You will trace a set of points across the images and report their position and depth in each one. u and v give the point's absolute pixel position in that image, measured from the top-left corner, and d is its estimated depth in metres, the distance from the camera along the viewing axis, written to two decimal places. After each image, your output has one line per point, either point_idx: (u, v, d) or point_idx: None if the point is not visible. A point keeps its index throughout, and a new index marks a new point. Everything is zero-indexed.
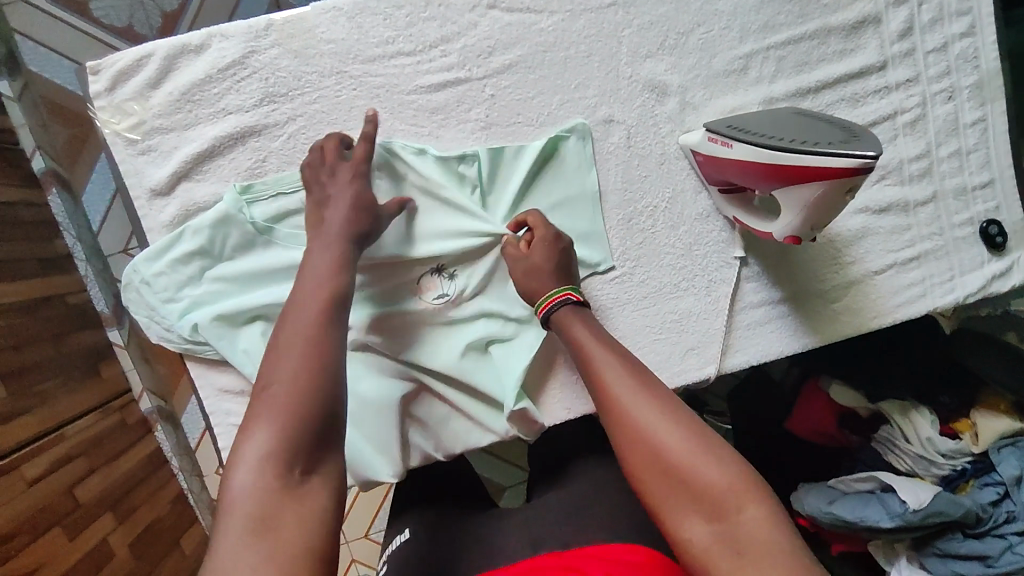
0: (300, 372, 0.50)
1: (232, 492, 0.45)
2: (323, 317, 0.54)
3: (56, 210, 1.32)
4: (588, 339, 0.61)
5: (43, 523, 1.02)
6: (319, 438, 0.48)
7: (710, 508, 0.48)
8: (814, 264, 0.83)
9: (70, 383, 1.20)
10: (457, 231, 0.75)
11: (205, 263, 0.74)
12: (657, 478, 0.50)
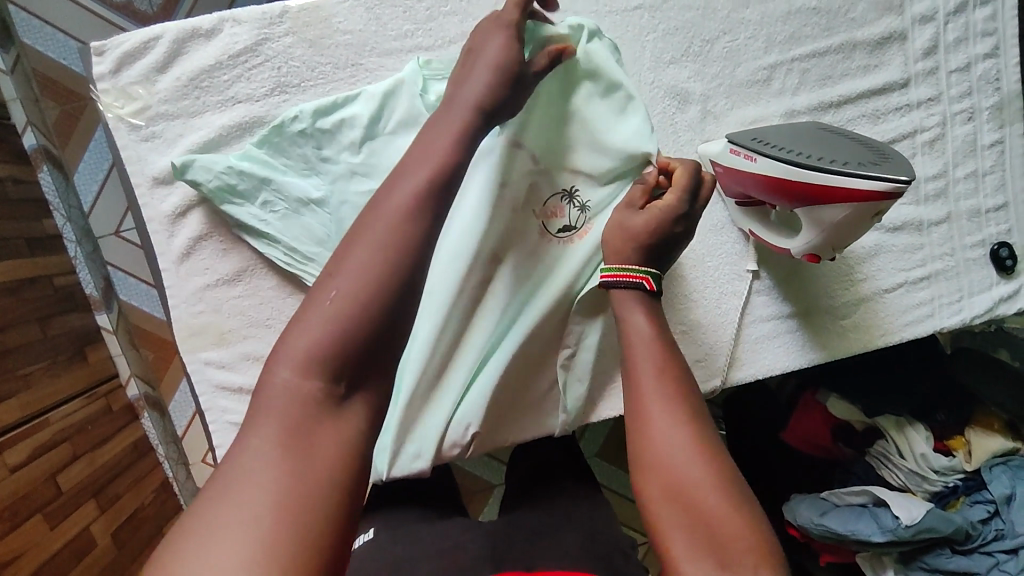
0: (376, 281, 0.40)
1: (270, 386, 0.38)
2: (429, 207, 0.44)
3: (47, 188, 1.29)
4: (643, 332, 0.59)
5: (23, 511, 0.99)
6: (370, 352, 0.40)
7: (726, 560, 0.45)
8: (826, 280, 0.82)
9: (56, 367, 1.16)
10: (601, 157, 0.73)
11: (364, 131, 0.69)
12: (668, 503, 0.49)
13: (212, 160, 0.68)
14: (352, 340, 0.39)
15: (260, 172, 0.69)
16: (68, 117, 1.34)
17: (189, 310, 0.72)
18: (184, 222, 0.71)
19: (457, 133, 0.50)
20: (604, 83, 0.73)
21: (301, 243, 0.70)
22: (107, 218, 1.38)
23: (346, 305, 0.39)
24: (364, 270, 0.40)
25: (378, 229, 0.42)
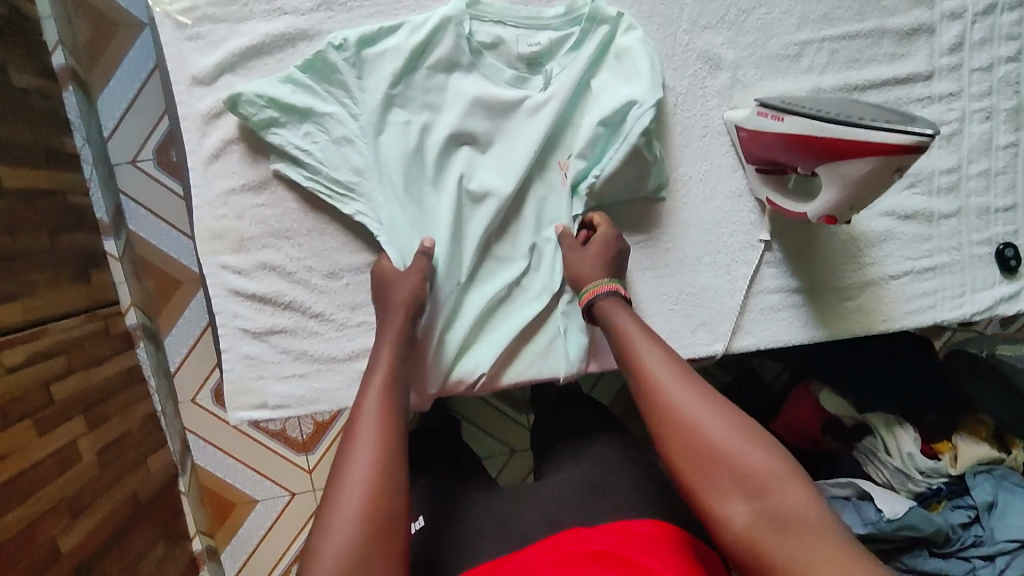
0: (365, 491, 0.55)
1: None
2: (383, 412, 0.61)
3: (70, 108, 1.28)
4: (633, 330, 0.67)
5: (15, 412, 0.99)
6: (384, 545, 0.54)
7: (754, 490, 0.54)
8: (836, 257, 0.84)
9: (61, 280, 1.17)
10: (610, 104, 0.75)
11: (408, 64, 0.72)
12: (697, 461, 0.57)
13: (261, 85, 0.70)
14: (366, 547, 0.53)
15: (302, 101, 0.70)
16: (101, 41, 1.35)
17: (212, 213, 0.74)
18: (217, 124, 0.72)
19: (395, 341, 0.68)
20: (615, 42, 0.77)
21: (340, 172, 0.72)
22: (125, 145, 1.38)
23: (350, 525, 0.53)
24: (359, 477, 0.56)
25: (359, 452, 0.58)
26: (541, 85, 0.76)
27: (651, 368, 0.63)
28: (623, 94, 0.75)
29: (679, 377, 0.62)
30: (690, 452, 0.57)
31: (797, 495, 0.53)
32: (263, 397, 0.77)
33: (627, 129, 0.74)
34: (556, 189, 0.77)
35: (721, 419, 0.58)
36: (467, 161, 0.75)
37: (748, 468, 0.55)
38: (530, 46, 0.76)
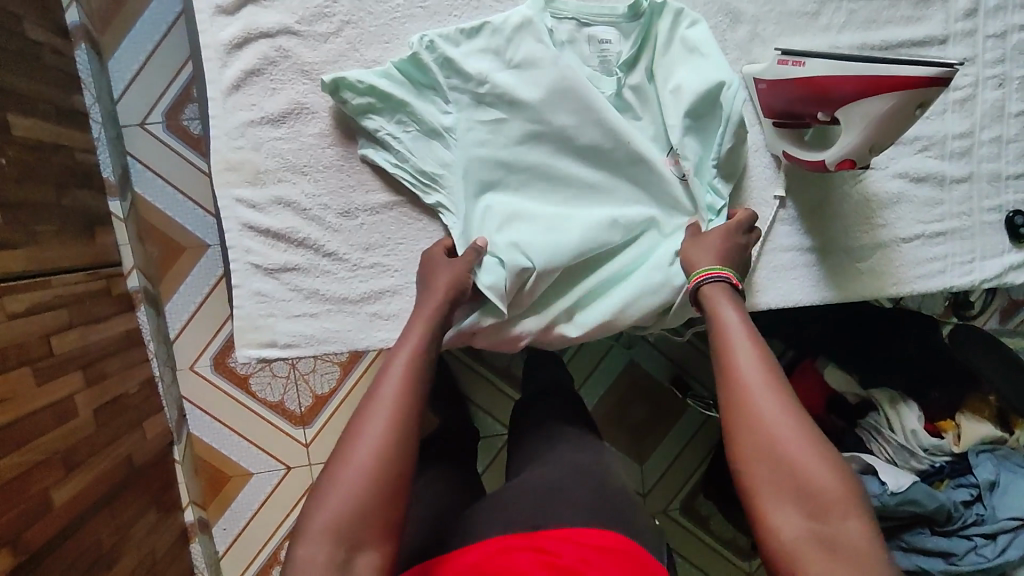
0: (377, 458, 0.56)
1: (301, 557, 0.52)
2: (408, 383, 0.61)
3: (82, 66, 1.28)
4: (732, 321, 0.66)
5: (16, 357, 0.99)
6: (386, 512, 0.55)
7: (813, 508, 0.54)
8: (848, 218, 0.84)
9: (65, 234, 1.16)
10: (693, 100, 0.75)
11: (493, 62, 0.76)
12: (762, 464, 0.57)
13: (356, 74, 0.72)
14: (366, 508, 0.54)
15: (398, 94, 0.74)
16: (116, 4, 1.35)
17: (230, 144, 0.73)
18: (239, 54, 0.71)
19: (424, 325, 0.67)
20: (687, 32, 0.77)
21: (427, 164, 0.76)
22: (136, 108, 1.38)
23: (350, 485, 0.54)
24: (370, 448, 0.56)
25: (370, 421, 0.58)
26: (613, 86, 0.79)
27: (740, 361, 0.62)
28: (705, 81, 0.75)
29: (768, 378, 0.61)
30: (761, 455, 0.57)
31: (859, 529, 0.53)
32: (272, 336, 0.76)
33: (724, 112, 0.75)
34: (661, 185, 0.79)
35: (798, 431, 0.57)
36: (548, 154, 0.79)
37: (814, 486, 0.54)
38: (601, 43, 0.79)
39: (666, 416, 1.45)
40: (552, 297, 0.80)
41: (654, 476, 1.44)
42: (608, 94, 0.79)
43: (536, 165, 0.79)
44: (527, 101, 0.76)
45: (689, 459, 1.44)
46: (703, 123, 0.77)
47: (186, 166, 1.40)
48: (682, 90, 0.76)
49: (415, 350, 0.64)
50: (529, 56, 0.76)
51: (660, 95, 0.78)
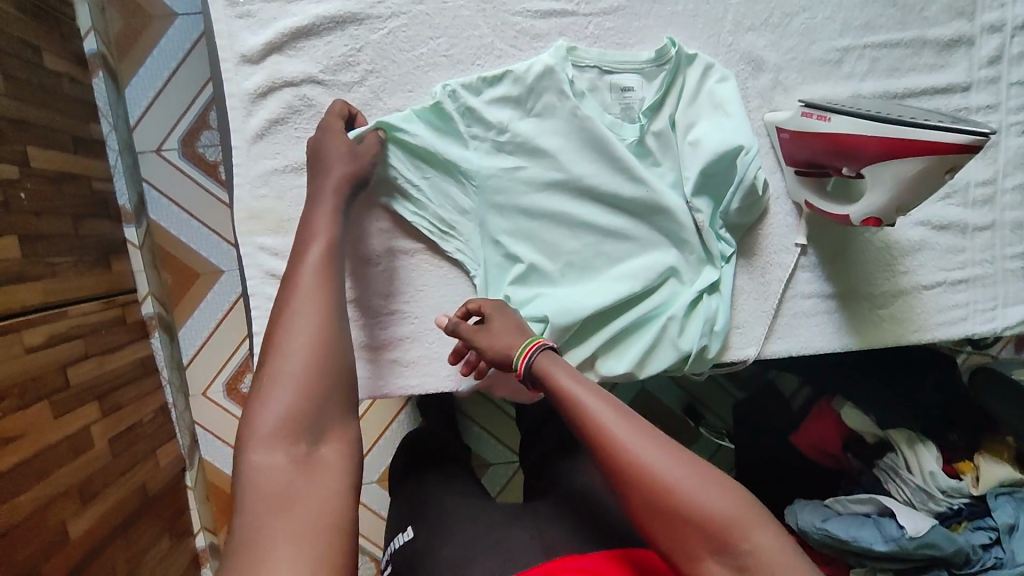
0: (315, 352, 0.55)
1: (254, 465, 0.51)
2: (322, 275, 0.59)
3: (99, 94, 1.29)
4: (572, 380, 0.60)
5: (34, 391, 1.00)
6: (338, 400, 0.55)
7: (718, 544, 0.51)
8: (869, 265, 0.83)
9: (83, 265, 1.19)
10: (709, 156, 0.75)
11: (513, 112, 0.76)
12: (652, 512, 0.53)
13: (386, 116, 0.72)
14: (320, 403, 0.54)
15: (423, 144, 0.73)
16: (132, 31, 1.34)
17: (253, 192, 0.73)
18: (264, 103, 0.71)
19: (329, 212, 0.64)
20: (709, 83, 0.76)
21: (446, 212, 0.76)
22: (151, 134, 1.37)
23: (293, 379, 0.53)
24: (297, 356, 0.54)
25: (293, 324, 0.56)
26: (634, 132, 0.78)
27: (596, 417, 0.57)
28: (725, 140, 0.74)
29: (629, 426, 0.56)
30: (648, 505, 0.53)
31: (768, 540, 0.52)
32: None
33: (738, 176, 0.75)
34: (674, 235, 0.80)
35: (679, 464, 0.54)
36: (568, 204, 0.78)
37: (712, 518, 0.51)
38: (622, 90, 0.77)
39: None
40: (571, 345, 0.80)
41: None
42: (629, 141, 0.78)
43: (556, 215, 0.78)
44: (547, 152, 0.76)
45: None
46: (719, 178, 0.77)
47: (201, 193, 1.40)
48: (700, 144, 0.75)
49: (331, 241, 0.62)
50: (550, 106, 0.76)
51: (680, 145, 0.77)
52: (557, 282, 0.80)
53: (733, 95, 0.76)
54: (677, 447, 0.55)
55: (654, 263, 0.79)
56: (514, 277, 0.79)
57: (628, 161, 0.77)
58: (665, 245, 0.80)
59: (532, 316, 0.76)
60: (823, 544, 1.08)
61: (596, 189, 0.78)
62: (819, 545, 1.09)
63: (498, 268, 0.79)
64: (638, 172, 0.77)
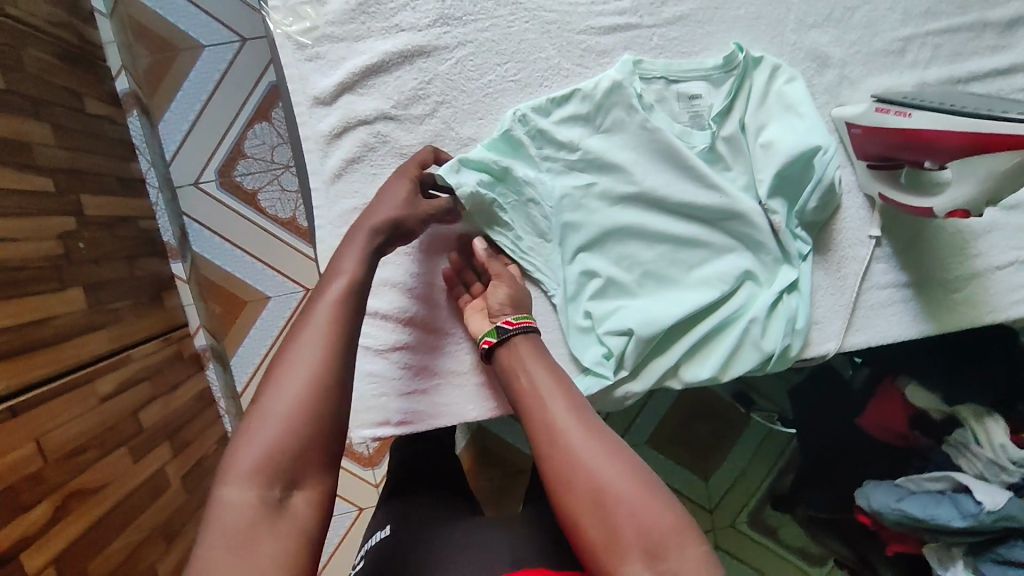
0: (306, 398, 0.54)
1: (222, 504, 0.50)
2: (333, 320, 0.58)
3: (135, 133, 1.29)
4: (545, 379, 0.62)
5: (110, 441, 1.02)
6: (322, 448, 0.54)
7: (652, 550, 0.50)
8: (941, 250, 0.83)
9: (140, 307, 1.20)
10: (785, 157, 0.75)
11: (582, 129, 0.76)
12: (588, 513, 0.52)
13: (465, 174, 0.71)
14: (303, 448, 0.53)
15: (506, 167, 0.73)
16: (161, 65, 1.31)
17: (335, 232, 0.72)
18: (339, 143, 0.72)
19: (362, 248, 0.63)
20: (779, 85, 0.77)
21: (525, 233, 0.76)
22: (188, 167, 1.35)
23: (276, 423, 0.53)
24: (289, 398, 0.54)
25: (291, 366, 0.55)
26: (705, 140, 0.77)
27: (556, 418, 0.58)
28: (801, 141, 0.75)
29: (585, 428, 0.57)
30: (586, 506, 0.53)
31: (698, 557, 0.50)
32: (387, 414, 0.77)
33: (815, 175, 0.76)
34: (749, 240, 0.79)
35: (624, 469, 0.54)
36: (643, 216, 0.78)
37: (647, 526, 0.51)
38: (690, 98, 0.78)
39: (728, 432, 1.46)
40: (652, 355, 0.80)
41: (722, 489, 1.45)
42: (700, 148, 0.78)
43: (630, 228, 0.78)
44: (618, 167, 0.76)
45: (755, 471, 1.45)
46: (796, 178, 0.77)
47: (243, 223, 1.37)
48: (773, 146, 0.76)
49: (352, 281, 0.61)
50: (619, 121, 0.76)
51: (751, 148, 0.78)
52: (635, 293, 0.79)
53: (803, 94, 0.77)
54: (624, 453, 0.55)
55: (713, 268, 0.79)
56: (592, 293, 0.79)
57: (701, 169, 0.77)
58: (739, 250, 0.80)
59: (616, 330, 0.77)
60: (898, 524, 1.07)
61: (669, 201, 0.78)
62: (895, 525, 1.08)
63: (577, 285, 0.78)
64: (713, 178, 0.77)
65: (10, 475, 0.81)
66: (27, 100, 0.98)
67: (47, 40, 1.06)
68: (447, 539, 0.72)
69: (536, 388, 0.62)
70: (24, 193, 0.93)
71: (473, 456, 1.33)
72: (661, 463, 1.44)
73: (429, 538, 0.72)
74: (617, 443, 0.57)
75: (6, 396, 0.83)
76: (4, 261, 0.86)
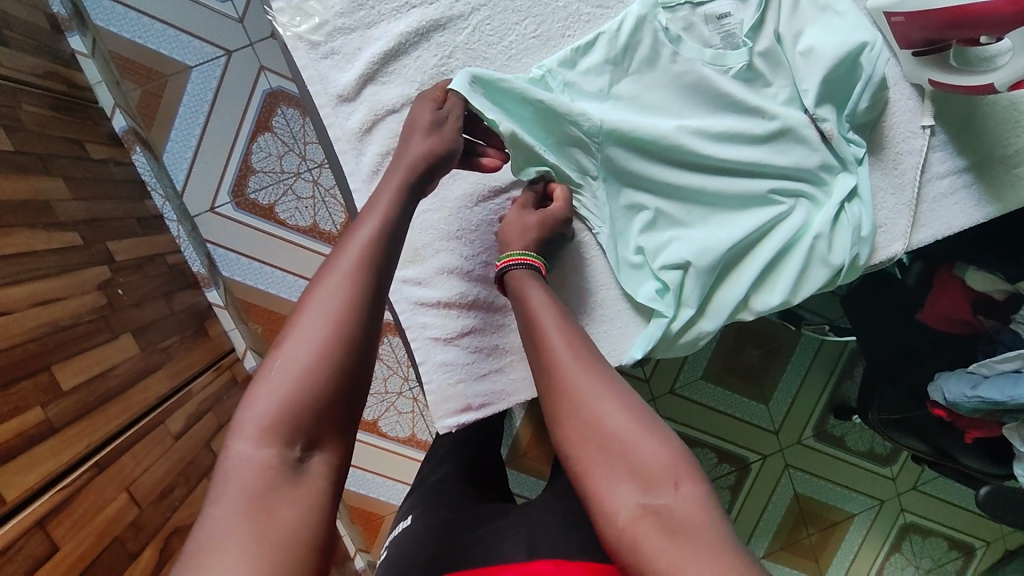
0: (330, 339, 0.50)
1: (233, 459, 0.47)
2: (361, 263, 0.54)
3: (143, 169, 1.28)
4: (543, 307, 0.61)
5: (192, 476, 1.03)
6: (346, 401, 0.50)
7: (643, 479, 0.47)
8: (997, 126, 0.80)
9: (187, 340, 1.20)
10: (831, 61, 0.75)
11: (614, 75, 0.77)
12: (584, 444, 0.50)
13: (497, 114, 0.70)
14: (325, 397, 0.49)
15: (551, 100, 0.72)
16: (152, 95, 1.27)
17: None
18: (370, 138, 0.75)
19: (393, 198, 0.60)
20: None
21: (569, 169, 0.75)
22: (201, 195, 1.32)
23: (297, 371, 0.49)
24: (314, 339, 0.50)
25: (312, 310, 0.51)
26: (740, 59, 0.78)
27: (557, 364, 0.55)
28: (847, 42, 0.75)
29: (586, 369, 0.54)
30: (581, 434, 0.50)
31: (695, 496, 0.46)
32: (468, 399, 0.77)
33: (866, 73, 0.76)
34: (799, 128, 0.77)
35: (622, 405, 0.51)
36: (691, 144, 0.76)
37: (640, 456, 0.48)
38: (718, 19, 0.78)
39: (780, 354, 1.42)
40: (715, 289, 0.78)
41: (782, 410, 1.44)
42: (737, 68, 0.78)
43: (669, 168, 0.77)
44: (652, 108, 0.77)
45: (812, 385, 1.43)
46: (842, 82, 0.77)
47: (267, 238, 1.34)
48: (814, 52, 0.76)
49: (383, 221, 0.58)
50: (645, 60, 0.77)
51: (790, 58, 0.78)
52: (688, 223, 0.78)
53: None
54: (623, 393, 0.52)
55: (757, 186, 0.78)
56: (643, 227, 0.78)
57: (737, 94, 0.77)
58: (794, 175, 0.78)
59: (672, 264, 0.75)
60: (975, 411, 0.96)
61: (706, 128, 0.77)
62: (971, 413, 0.98)
63: (625, 220, 0.78)
64: (755, 103, 0.77)
65: (113, 527, 0.82)
66: (37, 158, 0.96)
67: (38, 92, 1.04)
68: (529, 517, 0.71)
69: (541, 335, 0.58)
70: (57, 250, 0.92)
71: (534, 429, 1.35)
72: (719, 396, 1.43)
73: (461, 528, 0.71)
74: (618, 384, 0.53)
75: (92, 452, 0.84)
76: (55, 322, 0.84)
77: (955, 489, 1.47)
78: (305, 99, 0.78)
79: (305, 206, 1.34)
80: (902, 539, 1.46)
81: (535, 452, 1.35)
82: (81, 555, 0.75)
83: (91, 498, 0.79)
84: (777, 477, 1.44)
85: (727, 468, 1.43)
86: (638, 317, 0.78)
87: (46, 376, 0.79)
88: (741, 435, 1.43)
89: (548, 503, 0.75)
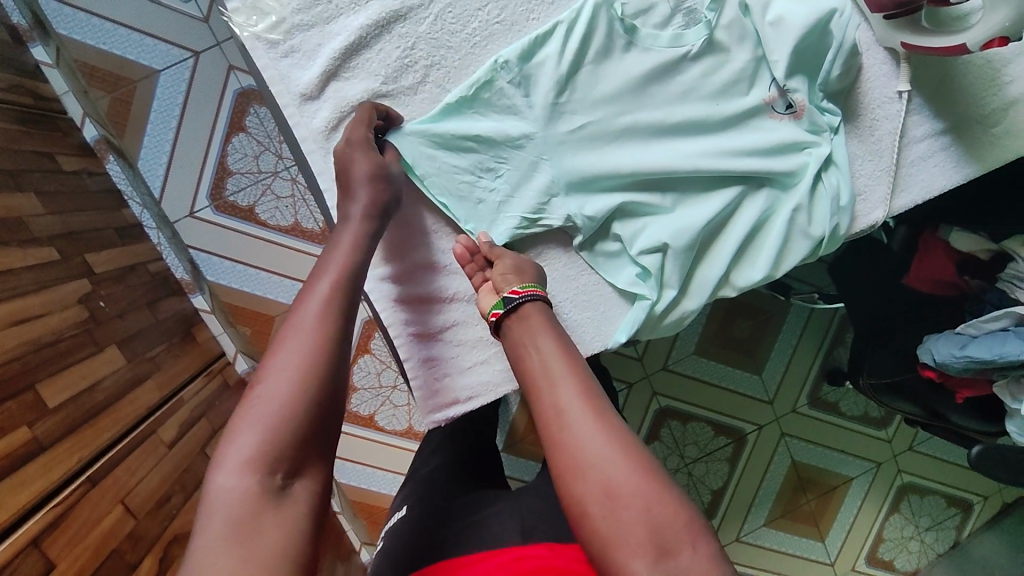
0: (306, 378, 0.50)
1: (217, 487, 0.46)
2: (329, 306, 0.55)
3: (117, 177, 1.27)
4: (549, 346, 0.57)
5: (188, 483, 1.03)
6: (322, 430, 0.50)
7: (658, 543, 0.44)
8: (972, 86, 0.79)
9: (175, 348, 1.19)
10: (799, 30, 0.74)
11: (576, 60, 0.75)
12: (595, 501, 0.47)
13: (433, 163, 0.73)
14: (306, 431, 0.49)
15: (487, 132, 0.73)
16: (122, 102, 1.25)
17: None
18: (337, 136, 0.74)
19: (358, 231, 0.63)
20: None
21: (529, 200, 0.74)
22: (179, 200, 1.30)
23: (279, 404, 0.48)
24: (291, 374, 0.50)
25: (287, 346, 0.51)
26: (700, 35, 0.76)
27: (564, 409, 0.52)
28: (814, 11, 0.75)
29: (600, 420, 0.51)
30: (597, 498, 0.47)
31: (707, 556, 0.45)
32: (454, 393, 0.77)
33: (836, 41, 0.75)
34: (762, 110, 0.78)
35: (632, 462, 0.48)
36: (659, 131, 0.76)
37: (653, 519, 0.45)
38: None
39: (771, 324, 1.42)
40: (697, 267, 0.77)
41: (776, 380, 1.44)
42: (699, 45, 0.76)
43: (632, 160, 0.75)
44: (613, 94, 0.75)
45: (803, 356, 1.44)
46: (812, 50, 0.76)
47: (249, 240, 1.33)
48: (784, 21, 0.75)
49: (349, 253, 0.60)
50: (605, 43, 0.75)
51: (760, 28, 0.77)
52: (665, 206, 0.77)
53: None
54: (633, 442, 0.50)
55: (734, 164, 0.76)
56: (618, 214, 0.77)
57: (700, 76, 0.77)
58: (779, 151, 0.77)
59: (649, 248, 0.75)
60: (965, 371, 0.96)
61: (672, 114, 0.76)
62: (961, 372, 0.97)
63: None
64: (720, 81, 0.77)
65: (110, 540, 0.82)
66: (6, 174, 0.94)
67: (4, 106, 1.02)
68: (521, 503, 0.71)
69: (544, 373, 0.55)
70: (34, 266, 0.90)
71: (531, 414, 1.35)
72: (712, 370, 1.43)
73: (452, 517, 0.71)
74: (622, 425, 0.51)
75: (84, 467, 0.83)
76: (36, 340, 0.83)
77: (951, 447, 1.48)
78: (269, 98, 0.77)
79: (285, 205, 1.33)
80: (900, 500, 1.48)
81: (532, 437, 1.36)
82: (79, 572, 0.75)
83: (85, 514, 0.79)
84: (774, 447, 1.45)
85: (724, 441, 1.44)
86: (622, 300, 0.78)
87: (30, 395, 0.78)
88: (736, 407, 1.44)
89: (539, 487, 0.75)
